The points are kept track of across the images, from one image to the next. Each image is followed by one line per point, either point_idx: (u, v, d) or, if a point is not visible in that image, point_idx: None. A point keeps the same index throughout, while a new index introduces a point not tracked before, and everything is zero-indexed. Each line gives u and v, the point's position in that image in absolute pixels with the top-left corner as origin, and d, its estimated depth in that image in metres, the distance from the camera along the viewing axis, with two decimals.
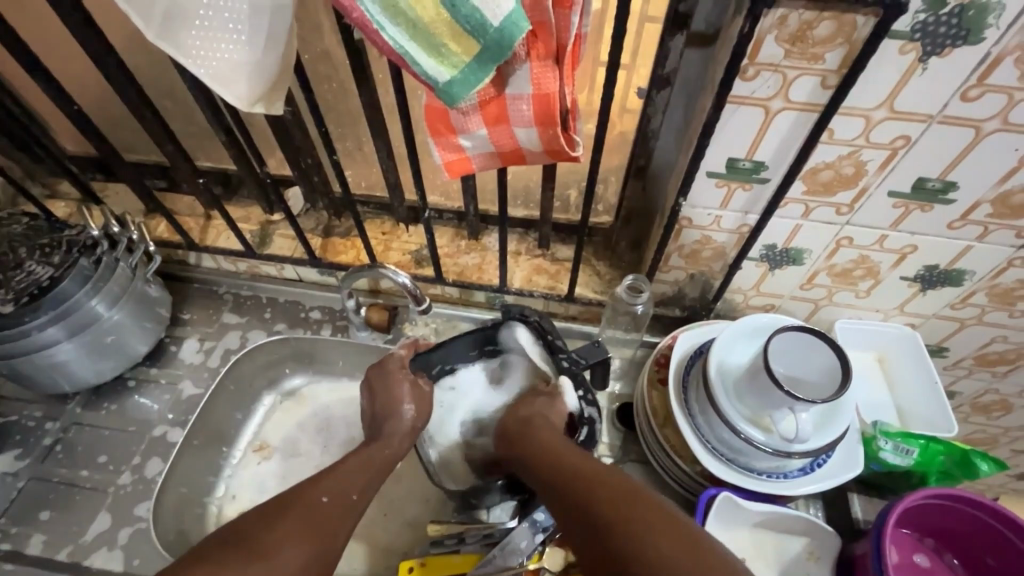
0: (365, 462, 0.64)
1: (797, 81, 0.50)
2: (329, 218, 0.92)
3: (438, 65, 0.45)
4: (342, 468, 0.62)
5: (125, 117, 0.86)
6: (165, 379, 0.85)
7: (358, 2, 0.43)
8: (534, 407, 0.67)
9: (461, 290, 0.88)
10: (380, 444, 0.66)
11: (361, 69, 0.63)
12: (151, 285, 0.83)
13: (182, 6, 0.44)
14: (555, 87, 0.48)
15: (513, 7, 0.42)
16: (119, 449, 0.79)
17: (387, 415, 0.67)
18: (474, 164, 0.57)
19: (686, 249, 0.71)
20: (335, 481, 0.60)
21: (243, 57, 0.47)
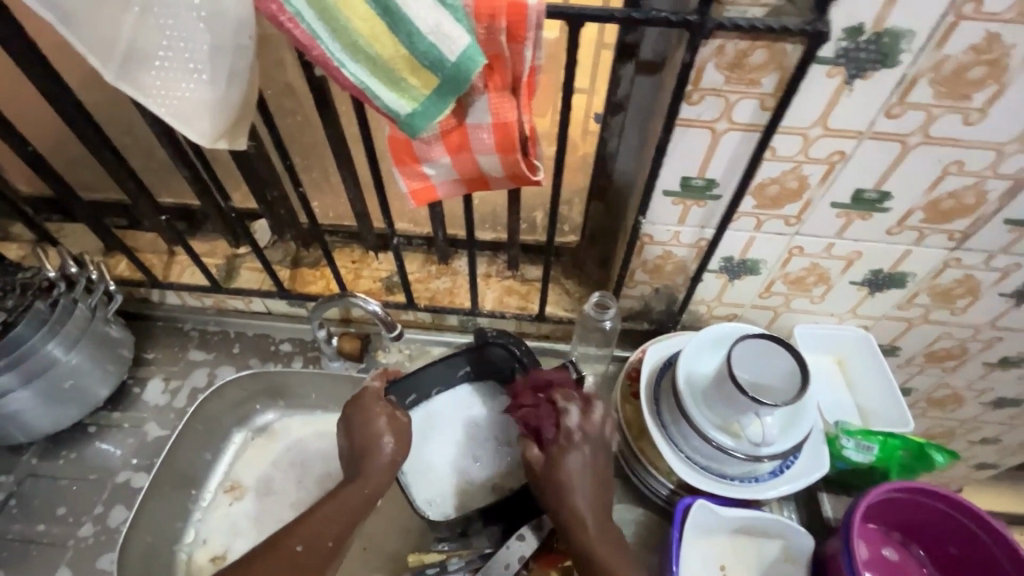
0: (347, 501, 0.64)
1: (739, 104, 0.53)
2: (297, 249, 0.92)
3: (399, 98, 0.47)
4: (319, 514, 0.63)
5: (81, 155, 0.85)
6: (128, 423, 0.82)
7: (317, 41, 0.44)
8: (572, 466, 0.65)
9: (433, 314, 0.89)
10: (360, 482, 0.65)
11: (324, 102, 0.64)
12: (112, 326, 0.80)
13: (141, 48, 0.45)
14: (514, 116, 0.50)
15: (468, 42, 0.44)
16: (80, 500, 0.76)
17: (365, 453, 0.65)
18: (439, 191, 0.59)
19: (649, 264, 0.74)
20: (311, 529, 0.62)
21: (204, 95, 0.47)
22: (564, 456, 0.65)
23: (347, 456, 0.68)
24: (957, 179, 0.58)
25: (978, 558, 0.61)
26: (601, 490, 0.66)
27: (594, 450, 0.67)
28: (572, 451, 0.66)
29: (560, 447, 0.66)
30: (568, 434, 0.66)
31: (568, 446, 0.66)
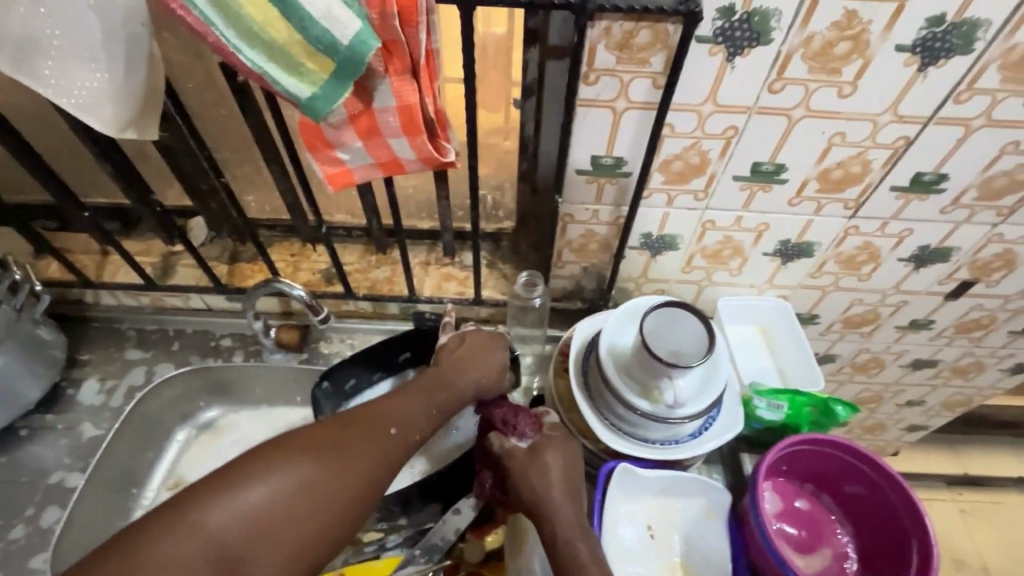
0: (274, 480, 0.46)
1: (633, 83, 0.56)
2: (235, 244, 0.92)
3: (299, 83, 0.48)
4: (348, 447, 0.50)
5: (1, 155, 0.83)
6: (62, 424, 0.81)
7: (212, 28, 0.46)
8: (547, 463, 0.61)
9: (373, 303, 0.90)
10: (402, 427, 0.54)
11: (241, 93, 0.65)
12: (41, 328, 0.80)
13: (33, 39, 0.45)
14: (416, 99, 0.52)
15: (360, 27, 0.46)
16: (13, 503, 0.75)
17: (420, 405, 0.57)
18: (355, 175, 0.60)
19: (574, 244, 0.77)
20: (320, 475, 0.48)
21: (103, 84, 0.48)
22: (528, 466, 0.61)
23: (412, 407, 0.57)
24: (842, 149, 0.63)
25: (870, 491, 0.66)
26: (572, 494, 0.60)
27: (563, 458, 0.62)
28: (540, 461, 0.61)
29: (540, 443, 0.63)
30: (548, 431, 0.64)
31: (533, 457, 0.62)
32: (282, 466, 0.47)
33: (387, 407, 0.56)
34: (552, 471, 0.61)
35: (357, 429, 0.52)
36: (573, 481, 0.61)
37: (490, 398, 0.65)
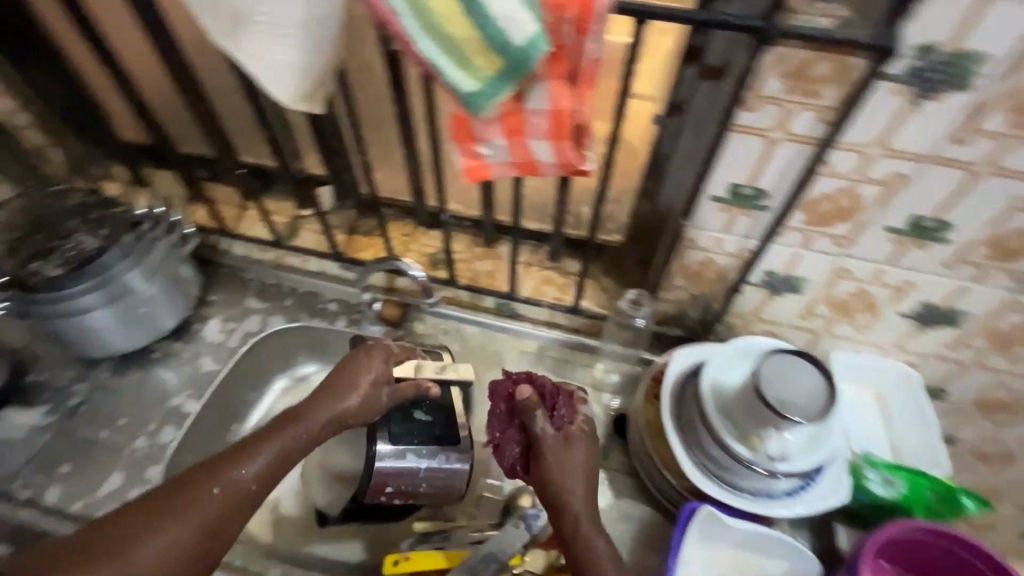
0: (160, 532, 0.49)
1: (797, 115, 0.53)
2: (355, 217, 0.97)
3: (465, 77, 0.50)
4: (225, 460, 0.55)
5: (176, 107, 0.93)
6: (187, 353, 0.90)
7: (398, 17, 0.48)
8: (573, 456, 0.62)
9: (472, 294, 0.93)
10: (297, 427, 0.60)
11: (397, 78, 0.69)
12: (184, 265, 0.89)
13: (246, 13, 0.50)
14: (570, 104, 0.53)
15: (536, 30, 0.47)
16: (137, 415, 0.83)
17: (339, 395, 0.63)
18: (491, 172, 0.61)
19: (688, 270, 0.75)
20: (214, 472, 0.54)
21: (293, 58, 0.52)
22: (552, 461, 0.62)
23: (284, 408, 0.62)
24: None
25: None
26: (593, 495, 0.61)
27: (588, 459, 0.63)
28: (570, 451, 0.63)
29: (569, 435, 0.63)
30: (583, 427, 0.65)
31: (543, 451, 0.63)
32: (180, 516, 0.51)
33: (213, 470, 0.54)
34: (573, 464, 0.62)
35: (214, 471, 0.54)
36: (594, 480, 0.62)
37: (354, 420, 0.64)
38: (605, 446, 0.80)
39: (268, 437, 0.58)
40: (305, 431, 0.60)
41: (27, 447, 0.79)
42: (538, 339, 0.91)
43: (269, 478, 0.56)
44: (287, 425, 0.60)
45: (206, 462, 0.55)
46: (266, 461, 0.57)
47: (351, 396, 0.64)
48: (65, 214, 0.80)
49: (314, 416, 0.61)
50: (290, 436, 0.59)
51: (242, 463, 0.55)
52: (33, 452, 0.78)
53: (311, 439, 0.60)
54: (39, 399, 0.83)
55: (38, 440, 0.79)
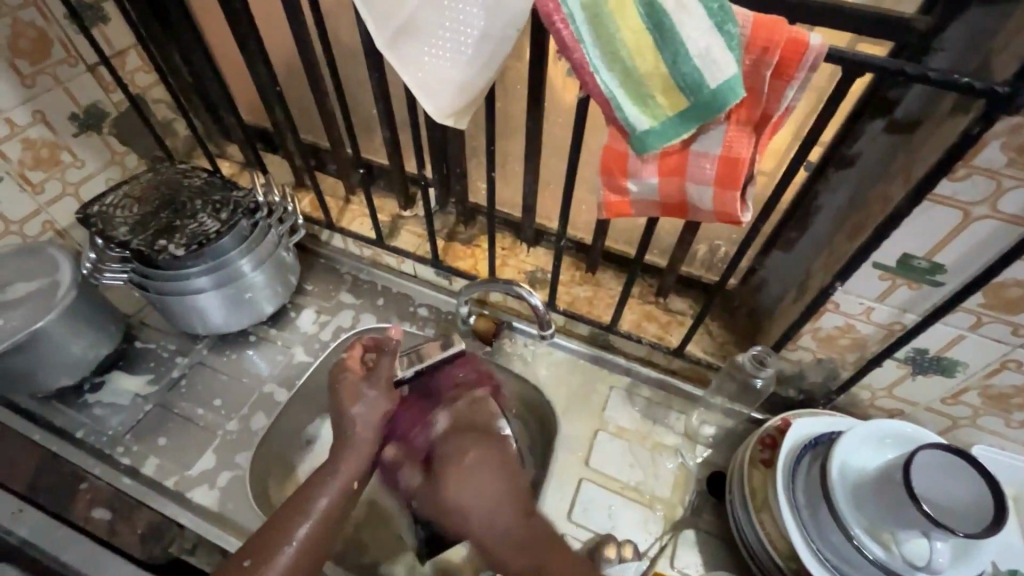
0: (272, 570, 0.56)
1: (1011, 192, 0.47)
2: (456, 223, 0.96)
3: (640, 114, 0.46)
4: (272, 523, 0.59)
5: (300, 96, 0.93)
6: (281, 341, 0.91)
7: (582, 45, 0.45)
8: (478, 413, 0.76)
9: (568, 319, 0.88)
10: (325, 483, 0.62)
11: (538, 96, 0.65)
12: (288, 253, 0.90)
13: (420, 25, 0.48)
14: (746, 153, 0.48)
15: (734, 72, 0.42)
16: (233, 397, 0.84)
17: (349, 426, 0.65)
18: (633, 209, 0.58)
19: (821, 333, 0.68)
20: (261, 541, 0.58)
21: (457, 75, 0.50)
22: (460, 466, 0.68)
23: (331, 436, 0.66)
24: None
25: None
26: (527, 508, 0.65)
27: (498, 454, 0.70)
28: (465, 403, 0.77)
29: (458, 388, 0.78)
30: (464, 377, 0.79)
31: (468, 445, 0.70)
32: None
33: (262, 544, 0.57)
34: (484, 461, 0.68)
35: (303, 510, 0.60)
36: (510, 479, 0.68)
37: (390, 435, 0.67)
38: (697, 504, 0.75)
39: (342, 464, 0.63)
40: (368, 439, 0.65)
41: (130, 414, 0.81)
42: (630, 375, 0.86)
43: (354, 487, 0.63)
44: (321, 479, 0.62)
45: (291, 503, 0.61)
46: (345, 483, 0.62)
47: (363, 407, 0.65)
48: (192, 194, 0.83)
49: (358, 438, 0.64)
50: (357, 453, 0.64)
51: (325, 492, 0.61)
52: (135, 420, 0.81)
53: (375, 445, 0.66)
54: (144, 367, 0.86)
55: (140, 409, 0.82)
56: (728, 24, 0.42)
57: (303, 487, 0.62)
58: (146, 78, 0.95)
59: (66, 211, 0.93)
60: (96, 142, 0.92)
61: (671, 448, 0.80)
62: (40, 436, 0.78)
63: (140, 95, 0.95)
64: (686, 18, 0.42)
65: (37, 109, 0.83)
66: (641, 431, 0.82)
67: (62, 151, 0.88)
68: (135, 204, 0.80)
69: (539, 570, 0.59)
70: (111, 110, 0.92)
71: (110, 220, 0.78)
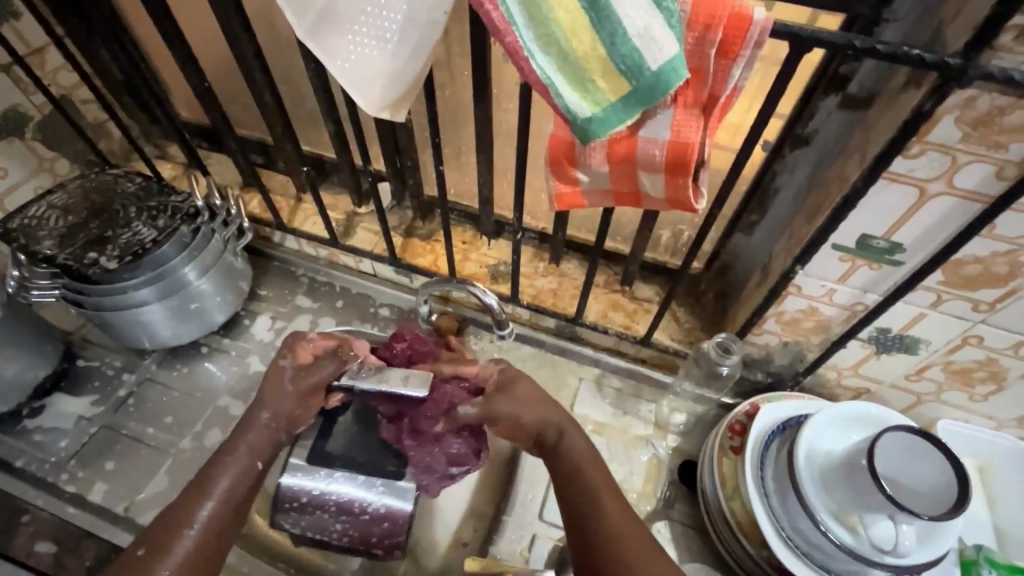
0: (168, 561, 0.51)
1: (966, 167, 0.45)
2: (413, 219, 0.93)
3: (581, 100, 0.43)
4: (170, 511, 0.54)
5: (238, 91, 0.88)
6: (235, 351, 0.87)
7: (513, 28, 0.41)
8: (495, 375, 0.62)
9: (533, 313, 0.86)
10: (231, 461, 0.57)
11: (483, 82, 0.62)
12: (237, 259, 0.85)
13: (338, 11, 0.44)
14: (696, 137, 0.46)
15: (676, 52, 0.40)
16: (186, 414, 0.80)
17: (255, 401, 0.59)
18: (585, 200, 0.55)
19: (785, 316, 0.67)
20: (157, 529, 0.53)
21: (385, 64, 0.46)
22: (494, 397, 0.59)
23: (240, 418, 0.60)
24: None
25: None
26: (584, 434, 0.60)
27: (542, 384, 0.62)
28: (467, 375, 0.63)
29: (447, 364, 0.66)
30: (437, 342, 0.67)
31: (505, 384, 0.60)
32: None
33: (163, 530, 0.53)
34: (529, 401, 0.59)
35: (202, 493, 0.55)
36: (553, 409, 0.60)
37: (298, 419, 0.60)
38: (669, 495, 0.75)
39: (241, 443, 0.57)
40: (270, 424, 0.58)
41: (75, 438, 0.77)
42: (599, 366, 0.85)
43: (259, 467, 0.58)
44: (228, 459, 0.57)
45: (191, 485, 0.56)
46: (247, 465, 0.57)
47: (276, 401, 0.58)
48: (124, 200, 0.77)
49: (268, 422, 0.58)
50: (257, 436, 0.58)
51: (225, 473, 0.56)
52: (80, 443, 0.77)
53: (279, 430, 0.59)
54: (88, 388, 0.81)
55: (85, 432, 0.77)
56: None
57: (199, 473, 0.57)
58: (70, 78, 0.89)
59: None
60: (19, 150, 0.86)
61: (642, 439, 0.79)
62: None
63: (64, 96, 0.89)
64: None
65: None
66: (611, 423, 0.80)
67: None
68: (62, 215, 0.75)
69: (591, 506, 0.55)
70: (33, 114, 0.86)
71: (34, 233, 0.72)
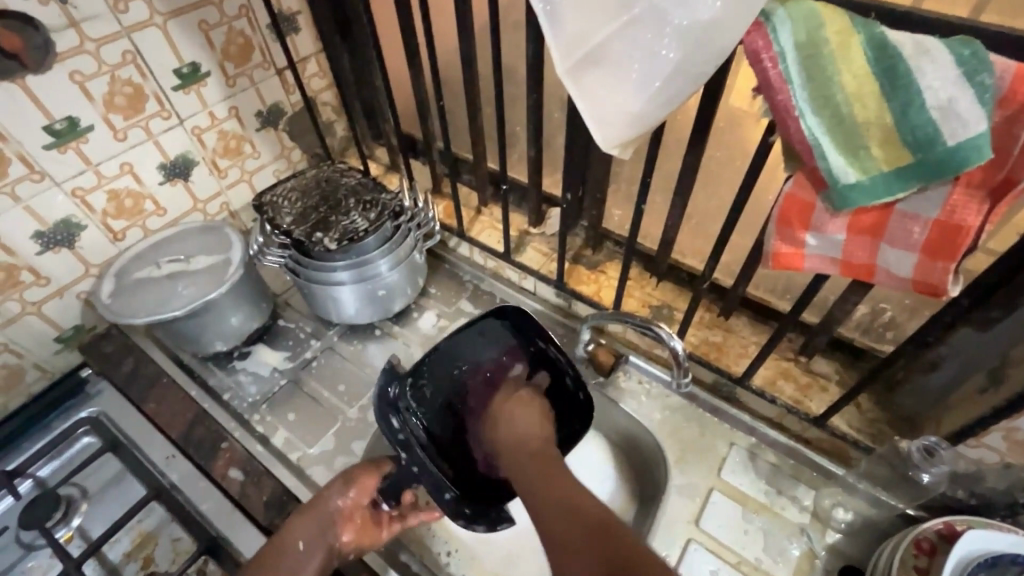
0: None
1: None
2: (583, 247, 0.95)
3: (848, 165, 0.42)
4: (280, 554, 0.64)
5: (452, 110, 0.98)
6: (403, 339, 0.95)
7: (788, 86, 0.41)
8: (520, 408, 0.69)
9: (691, 363, 0.83)
10: (308, 519, 0.67)
11: (705, 130, 0.62)
12: (421, 256, 0.94)
13: (606, 55, 0.47)
14: (974, 221, 0.42)
15: (983, 130, 0.36)
16: (355, 385, 0.89)
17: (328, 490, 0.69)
18: (807, 263, 0.51)
19: (1018, 435, 0.57)
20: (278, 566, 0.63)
21: (638, 109, 0.48)
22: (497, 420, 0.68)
23: (318, 501, 0.68)
24: None
25: None
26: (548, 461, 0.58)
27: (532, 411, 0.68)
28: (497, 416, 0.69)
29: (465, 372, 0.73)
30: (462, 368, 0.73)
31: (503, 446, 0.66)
32: None
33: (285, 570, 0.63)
34: (515, 424, 0.66)
35: (305, 547, 0.65)
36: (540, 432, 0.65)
37: (348, 493, 0.70)
38: None
39: (299, 519, 0.66)
40: (346, 500, 0.69)
41: (266, 386, 0.89)
42: (755, 436, 0.79)
43: (335, 551, 0.67)
44: (308, 515, 0.67)
45: (277, 549, 0.64)
46: (332, 517, 0.67)
47: (336, 493, 0.69)
48: (346, 192, 0.89)
49: (332, 517, 0.68)
50: (325, 508, 0.68)
51: (322, 533, 0.66)
52: (271, 391, 0.89)
53: (355, 506, 0.69)
54: (283, 344, 0.94)
55: (276, 382, 0.90)
56: (982, 74, 0.36)
57: (277, 538, 0.65)
58: (320, 84, 1.05)
59: (240, 195, 1.04)
60: (272, 137, 1.03)
61: (796, 527, 0.72)
62: (196, 392, 0.87)
63: (313, 98, 1.05)
64: (927, 65, 0.37)
65: (233, 105, 0.94)
66: (761, 499, 0.74)
67: (246, 144, 0.99)
68: (300, 197, 0.88)
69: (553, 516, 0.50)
70: (288, 109, 1.03)
71: (277, 209, 0.86)
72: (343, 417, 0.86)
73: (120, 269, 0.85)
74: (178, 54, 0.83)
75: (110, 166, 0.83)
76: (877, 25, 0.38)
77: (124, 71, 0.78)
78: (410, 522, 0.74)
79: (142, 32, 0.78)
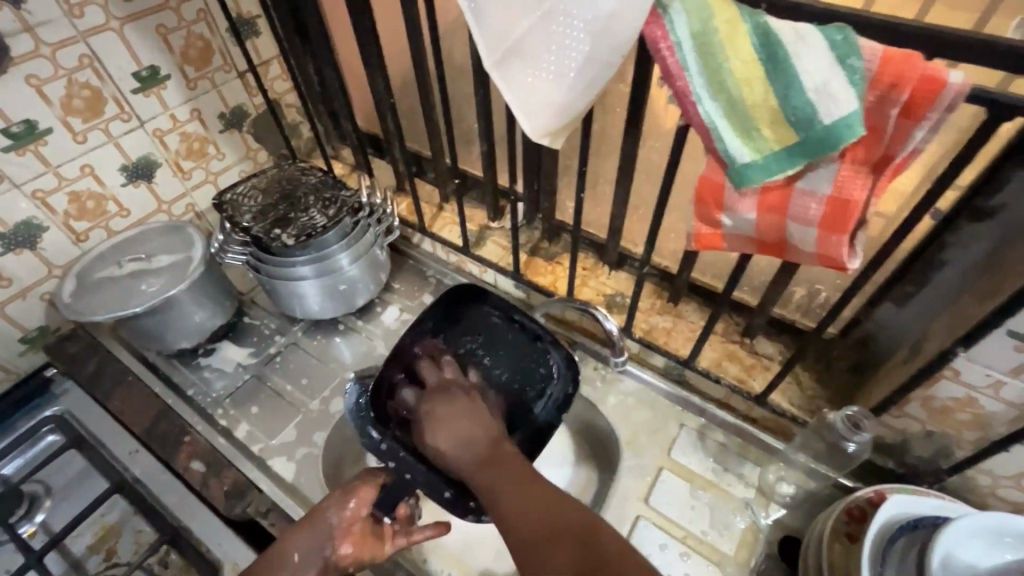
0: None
1: None
2: (540, 240, 0.98)
3: (743, 146, 0.45)
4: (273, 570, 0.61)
5: (410, 108, 1.00)
6: (366, 333, 0.97)
7: (686, 73, 0.45)
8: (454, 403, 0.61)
9: (642, 347, 0.86)
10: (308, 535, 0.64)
11: (635, 121, 0.65)
12: (382, 252, 0.96)
13: (525, 49, 0.49)
14: (860, 195, 0.45)
15: (854, 108, 0.40)
16: (318, 378, 0.91)
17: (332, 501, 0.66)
18: (725, 242, 0.54)
19: (934, 403, 0.60)
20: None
21: (558, 99, 0.51)
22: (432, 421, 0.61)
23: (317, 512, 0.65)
24: None
25: None
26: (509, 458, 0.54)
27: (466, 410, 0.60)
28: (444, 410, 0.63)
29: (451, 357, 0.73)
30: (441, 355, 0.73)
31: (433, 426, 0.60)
32: None
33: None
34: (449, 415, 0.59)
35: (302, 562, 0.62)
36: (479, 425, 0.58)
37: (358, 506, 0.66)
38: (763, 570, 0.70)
39: (299, 532, 0.64)
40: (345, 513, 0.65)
41: (231, 381, 0.91)
42: (704, 416, 0.81)
43: (333, 565, 0.63)
44: (305, 529, 0.64)
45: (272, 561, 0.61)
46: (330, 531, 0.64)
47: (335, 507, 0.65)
48: (307, 190, 0.91)
49: (333, 529, 0.64)
50: (324, 521, 0.64)
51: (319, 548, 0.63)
52: (236, 386, 0.90)
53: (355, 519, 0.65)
54: (248, 341, 0.96)
55: (240, 377, 0.91)
56: (851, 58, 0.39)
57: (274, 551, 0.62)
58: (283, 86, 1.07)
59: (205, 196, 1.05)
60: (236, 139, 1.05)
61: (741, 502, 0.75)
62: (160, 389, 0.88)
63: (276, 100, 1.08)
64: (803, 50, 0.40)
65: (195, 108, 0.96)
66: (709, 477, 0.77)
67: (209, 145, 1.01)
68: (261, 196, 0.90)
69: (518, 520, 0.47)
70: (251, 111, 1.05)
71: (238, 207, 0.88)
72: (305, 409, 0.87)
73: (82, 270, 0.87)
74: (136, 58, 0.85)
75: (70, 168, 0.84)
76: (760, 14, 0.42)
77: (81, 75, 0.80)
78: (414, 539, 0.67)
79: (99, 35, 0.80)
